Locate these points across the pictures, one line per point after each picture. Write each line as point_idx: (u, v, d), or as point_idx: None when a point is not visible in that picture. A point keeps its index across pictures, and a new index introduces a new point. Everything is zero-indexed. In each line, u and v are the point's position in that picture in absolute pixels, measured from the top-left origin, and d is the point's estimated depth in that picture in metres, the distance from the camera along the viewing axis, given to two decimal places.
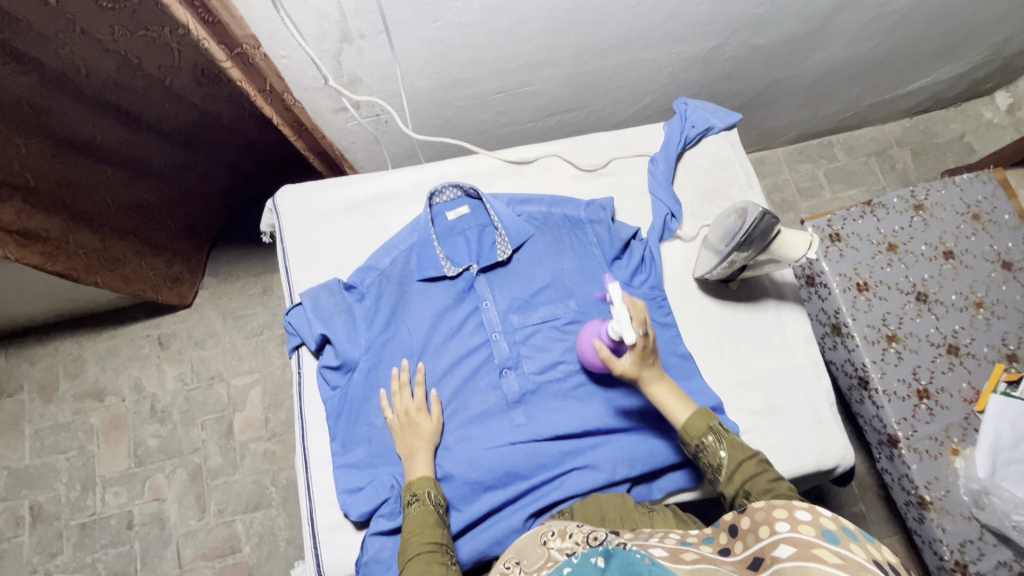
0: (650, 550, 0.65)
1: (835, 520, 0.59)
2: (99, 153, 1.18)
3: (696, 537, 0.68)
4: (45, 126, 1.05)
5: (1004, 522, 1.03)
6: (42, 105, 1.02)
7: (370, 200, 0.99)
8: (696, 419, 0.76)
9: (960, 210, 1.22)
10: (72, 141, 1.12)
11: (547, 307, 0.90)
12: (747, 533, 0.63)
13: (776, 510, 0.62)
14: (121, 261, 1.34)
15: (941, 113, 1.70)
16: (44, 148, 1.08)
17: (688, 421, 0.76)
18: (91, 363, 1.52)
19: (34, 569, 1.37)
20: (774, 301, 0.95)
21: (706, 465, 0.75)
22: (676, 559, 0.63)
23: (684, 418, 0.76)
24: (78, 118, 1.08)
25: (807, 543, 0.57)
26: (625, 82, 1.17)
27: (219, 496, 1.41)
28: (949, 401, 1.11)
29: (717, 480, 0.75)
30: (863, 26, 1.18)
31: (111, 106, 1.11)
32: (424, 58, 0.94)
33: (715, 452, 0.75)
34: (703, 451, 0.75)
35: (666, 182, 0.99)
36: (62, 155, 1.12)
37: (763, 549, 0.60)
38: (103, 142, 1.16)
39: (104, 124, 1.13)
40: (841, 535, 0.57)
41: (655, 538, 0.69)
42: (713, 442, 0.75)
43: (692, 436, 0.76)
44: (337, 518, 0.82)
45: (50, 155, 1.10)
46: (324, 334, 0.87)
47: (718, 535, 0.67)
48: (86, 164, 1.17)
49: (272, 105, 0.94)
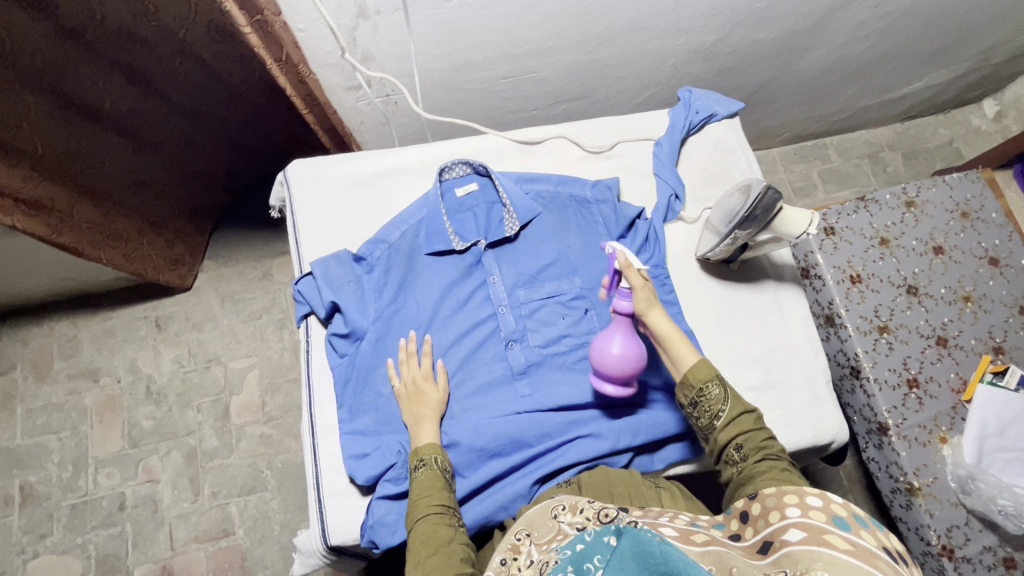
0: (660, 529, 0.64)
1: (846, 508, 0.59)
2: (106, 121, 1.19)
3: (705, 521, 0.68)
4: (56, 86, 1.06)
5: (990, 506, 1.06)
6: (54, 58, 1.02)
7: (379, 175, 1.00)
8: (702, 365, 0.77)
9: (949, 207, 1.26)
10: (79, 104, 1.12)
11: (553, 283, 0.92)
12: (757, 519, 0.63)
13: (787, 496, 0.62)
14: (124, 238, 1.35)
15: (931, 119, 1.76)
16: (56, 110, 1.09)
17: (695, 365, 0.77)
18: (86, 344, 1.51)
19: (23, 550, 1.35)
20: (773, 283, 0.98)
21: (704, 411, 0.76)
22: (686, 540, 0.62)
23: (693, 361, 0.77)
24: (90, 75, 1.09)
25: (819, 529, 0.57)
26: (630, 73, 1.19)
27: (213, 479, 1.40)
28: (938, 391, 1.14)
29: (711, 425, 0.76)
30: (860, 26, 1.22)
31: (120, 64, 1.12)
32: (437, 38, 0.96)
33: (716, 400, 0.76)
34: (705, 397, 0.76)
35: (671, 164, 1.02)
36: (68, 118, 1.12)
37: (773, 533, 0.59)
38: (110, 106, 1.17)
39: (113, 82, 1.14)
40: (852, 521, 0.57)
41: (665, 516, 0.68)
42: (717, 391, 0.76)
43: (695, 380, 0.76)
44: (342, 483, 0.83)
45: (60, 121, 1.11)
46: (333, 302, 0.89)
47: (729, 521, 0.66)
48: (93, 131, 1.18)
49: (287, 76, 0.97)
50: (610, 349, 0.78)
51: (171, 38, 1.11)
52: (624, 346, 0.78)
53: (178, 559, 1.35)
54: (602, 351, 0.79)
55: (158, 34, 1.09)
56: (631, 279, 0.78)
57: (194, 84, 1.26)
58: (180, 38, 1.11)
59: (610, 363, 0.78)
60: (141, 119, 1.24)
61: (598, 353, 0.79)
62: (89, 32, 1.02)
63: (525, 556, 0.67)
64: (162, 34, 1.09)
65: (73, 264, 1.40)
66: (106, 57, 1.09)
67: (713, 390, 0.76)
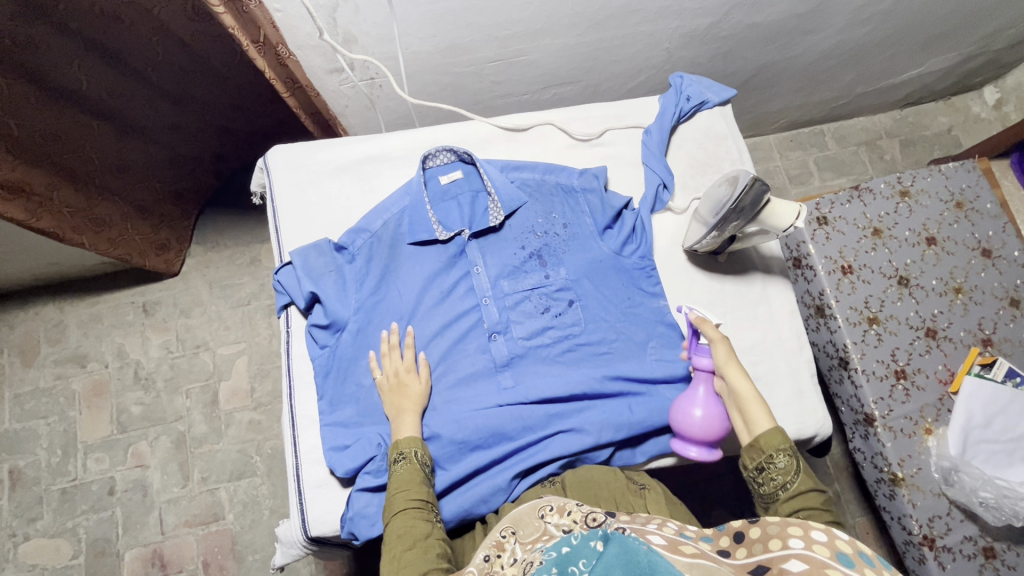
0: (648, 537, 0.63)
1: (850, 545, 0.58)
2: (82, 102, 1.15)
3: (694, 533, 0.67)
4: (30, 68, 1.03)
5: (972, 498, 1.06)
6: (26, 39, 0.99)
7: (362, 162, 0.98)
8: (775, 434, 0.75)
9: (944, 197, 1.24)
10: (56, 87, 1.09)
11: (537, 274, 0.91)
12: (754, 542, 0.63)
13: (790, 527, 0.62)
14: (107, 223, 1.33)
15: (930, 106, 1.73)
16: (28, 90, 1.06)
17: (769, 432, 0.75)
18: (73, 328, 1.50)
19: (14, 533, 1.36)
20: (760, 275, 0.97)
21: (769, 480, 0.74)
22: (674, 549, 0.61)
23: (766, 428, 0.76)
24: (63, 58, 1.06)
25: (821, 563, 0.56)
26: (623, 57, 1.16)
27: (203, 464, 1.41)
28: (925, 382, 1.14)
29: (774, 495, 0.74)
30: (859, 10, 1.19)
31: (95, 45, 1.09)
32: (421, 20, 0.94)
33: (784, 471, 0.73)
34: (772, 465, 0.74)
35: (659, 153, 1.00)
36: (47, 102, 1.10)
37: (771, 559, 0.59)
38: (87, 88, 1.13)
39: (90, 64, 1.11)
40: (856, 559, 0.57)
41: (653, 523, 0.67)
42: (786, 462, 0.73)
43: (766, 445, 0.75)
44: (323, 475, 0.83)
45: (35, 102, 1.08)
46: (313, 293, 0.87)
47: (718, 536, 0.67)
48: (70, 113, 1.15)
49: (265, 58, 0.93)
50: (693, 410, 0.80)
51: (148, 16, 1.10)
52: (706, 407, 0.80)
53: (169, 544, 1.36)
54: (684, 414, 0.81)
55: (134, 12, 1.08)
56: (708, 332, 0.83)
57: (175, 65, 1.24)
58: (155, 16, 1.11)
59: (696, 427, 0.80)
60: (122, 102, 1.21)
61: (680, 415, 0.81)
62: (61, 9, 1.00)
63: (509, 554, 0.66)
64: (138, 12, 1.09)
65: (56, 249, 1.37)
66: (79, 37, 1.05)
67: (781, 461, 0.74)
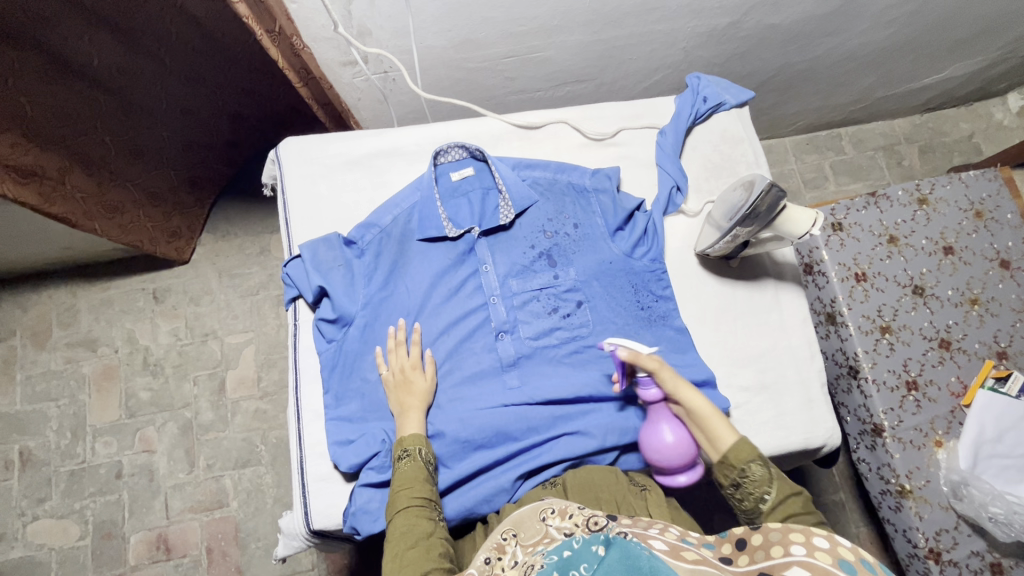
0: (649, 541, 0.62)
1: (853, 552, 0.57)
2: (94, 79, 1.16)
3: (696, 539, 0.67)
4: (40, 40, 1.04)
5: (981, 513, 1.05)
6: (38, 11, 1.01)
7: (373, 156, 0.98)
8: (742, 443, 0.75)
9: (963, 206, 1.21)
10: (67, 62, 1.10)
11: (546, 274, 0.90)
12: (755, 549, 0.62)
13: (792, 533, 0.61)
14: (119, 209, 1.34)
15: (951, 112, 1.69)
16: (39, 65, 1.06)
17: (736, 445, 0.75)
18: (84, 313, 1.51)
19: (23, 512, 1.38)
20: (773, 281, 0.96)
21: (748, 494, 0.73)
22: (676, 555, 0.60)
23: (732, 441, 0.75)
24: (73, 32, 1.08)
25: (822, 571, 0.56)
26: (638, 55, 1.14)
27: (208, 451, 1.42)
28: (937, 394, 1.12)
29: (756, 509, 0.73)
30: (882, 13, 1.16)
31: (107, 22, 1.11)
32: (437, 14, 0.93)
33: (760, 482, 0.73)
34: (748, 479, 0.73)
35: (674, 155, 0.99)
36: (57, 78, 1.10)
37: (772, 566, 0.59)
38: (97, 64, 1.15)
39: (100, 38, 1.12)
40: (858, 566, 0.56)
41: (654, 528, 0.67)
42: (760, 472, 0.73)
43: (736, 460, 0.74)
44: (327, 469, 0.83)
45: (44, 76, 1.08)
46: (321, 287, 0.87)
47: (721, 543, 0.66)
48: (78, 89, 1.15)
49: (279, 47, 0.91)
50: (666, 441, 0.78)
51: None
52: (676, 432, 0.79)
53: (173, 528, 1.37)
54: (659, 448, 0.78)
55: None
56: (648, 365, 0.78)
57: (188, 47, 1.28)
58: None
59: (676, 457, 0.78)
60: (131, 81, 1.22)
61: (656, 450, 0.79)
62: None
63: (509, 557, 0.66)
64: None
65: (69, 234, 1.38)
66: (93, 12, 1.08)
67: (755, 472, 0.73)
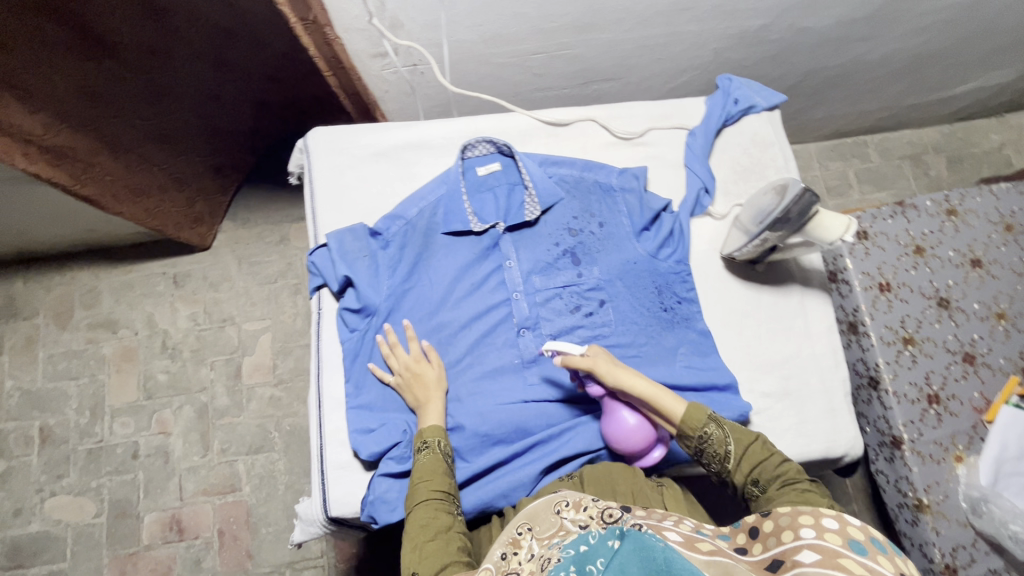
0: (664, 533, 0.62)
1: (862, 531, 0.59)
2: (123, 58, 1.16)
3: (710, 531, 0.67)
4: (73, 14, 1.04)
5: (1000, 530, 1.03)
6: None
7: (401, 148, 0.98)
8: (693, 410, 0.76)
9: (993, 219, 1.19)
10: (97, 37, 1.10)
11: (570, 273, 0.90)
12: (768, 536, 0.62)
13: (802, 516, 0.61)
14: (146, 194, 1.36)
15: (982, 122, 1.66)
16: (69, 39, 1.06)
17: (687, 414, 0.76)
18: (106, 295, 1.53)
19: (41, 488, 1.41)
20: (799, 287, 0.95)
21: (712, 457, 0.75)
22: (691, 546, 0.60)
23: (683, 410, 0.76)
24: (106, 9, 1.07)
25: (834, 552, 0.56)
26: (667, 55, 1.13)
27: (223, 436, 1.43)
28: (959, 409, 1.11)
29: (724, 468, 0.75)
30: (918, 19, 1.14)
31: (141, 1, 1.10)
32: (470, 8, 0.93)
33: (719, 440, 0.75)
34: (708, 441, 0.75)
35: (702, 156, 0.98)
36: (89, 55, 1.11)
37: (784, 552, 0.59)
38: (128, 42, 1.14)
39: (132, 16, 1.11)
40: (868, 546, 0.57)
41: (670, 520, 0.66)
42: (717, 431, 0.75)
43: (692, 429, 0.75)
44: (346, 457, 0.83)
45: (75, 51, 1.08)
46: (347, 277, 0.88)
47: (735, 534, 0.66)
48: (107, 67, 1.15)
49: (311, 37, 0.92)
50: (627, 425, 0.78)
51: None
52: (633, 413, 0.79)
53: (187, 510, 1.39)
54: (624, 435, 0.78)
55: None
56: (582, 364, 0.77)
57: (214, 26, 1.23)
58: None
59: (640, 436, 0.78)
60: (160, 62, 1.22)
61: (622, 438, 0.79)
62: None
63: (526, 550, 0.66)
64: None
65: (95, 217, 1.40)
66: None
67: (712, 432, 0.75)
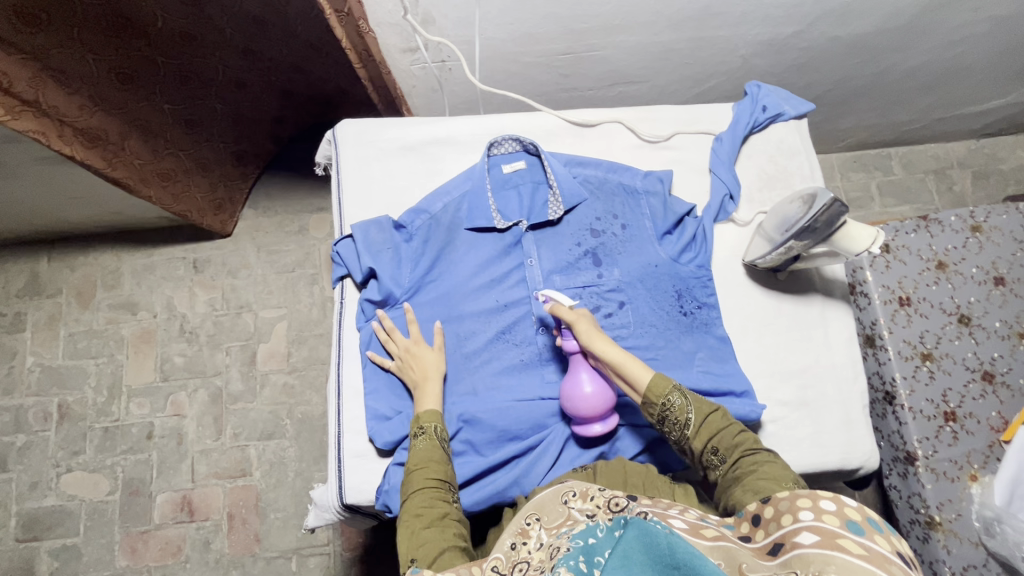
0: (670, 521, 0.62)
1: (858, 511, 0.58)
2: (154, 41, 1.18)
3: (715, 520, 0.66)
4: None
5: (1015, 552, 1.01)
6: None
7: (427, 143, 0.99)
8: (658, 380, 0.76)
9: (1018, 237, 1.17)
10: (129, 18, 1.11)
11: (590, 273, 0.91)
12: (769, 522, 0.61)
13: (799, 499, 0.60)
14: (172, 178, 1.38)
15: (1009, 139, 1.64)
16: (101, 18, 1.08)
17: (652, 382, 0.76)
18: (127, 277, 1.56)
19: (58, 463, 1.44)
20: (820, 297, 0.94)
21: (673, 424, 0.75)
22: (696, 533, 0.60)
23: (648, 378, 0.76)
24: None
25: (832, 533, 0.55)
26: (695, 60, 1.13)
27: (236, 420, 1.46)
28: (976, 427, 1.09)
29: (683, 436, 0.75)
30: (951, 31, 1.13)
31: None
32: (503, 6, 0.93)
33: (681, 408, 0.75)
34: (670, 409, 0.75)
35: (728, 162, 0.98)
36: (121, 34, 1.12)
37: (784, 535, 0.58)
38: (161, 25, 1.16)
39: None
40: (865, 526, 0.56)
41: (675, 508, 0.66)
42: (679, 399, 0.75)
43: (656, 396, 0.75)
44: (363, 446, 0.85)
45: (106, 29, 1.10)
46: (371, 268, 0.89)
47: (739, 523, 0.64)
48: (137, 47, 1.17)
49: (345, 28, 0.93)
50: (584, 390, 0.80)
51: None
52: (594, 381, 0.80)
53: (198, 492, 1.41)
54: (577, 397, 0.80)
55: None
56: (567, 316, 0.81)
57: (248, 16, 1.23)
58: None
59: (592, 403, 0.79)
60: (191, 47, 1.24)
61: (574, 399, 0.80)
62: None
63: (534, 540, 0.66)
64: None
65: (122, 200, 1.43)
66: None
67: (675, 401, 0.75)
